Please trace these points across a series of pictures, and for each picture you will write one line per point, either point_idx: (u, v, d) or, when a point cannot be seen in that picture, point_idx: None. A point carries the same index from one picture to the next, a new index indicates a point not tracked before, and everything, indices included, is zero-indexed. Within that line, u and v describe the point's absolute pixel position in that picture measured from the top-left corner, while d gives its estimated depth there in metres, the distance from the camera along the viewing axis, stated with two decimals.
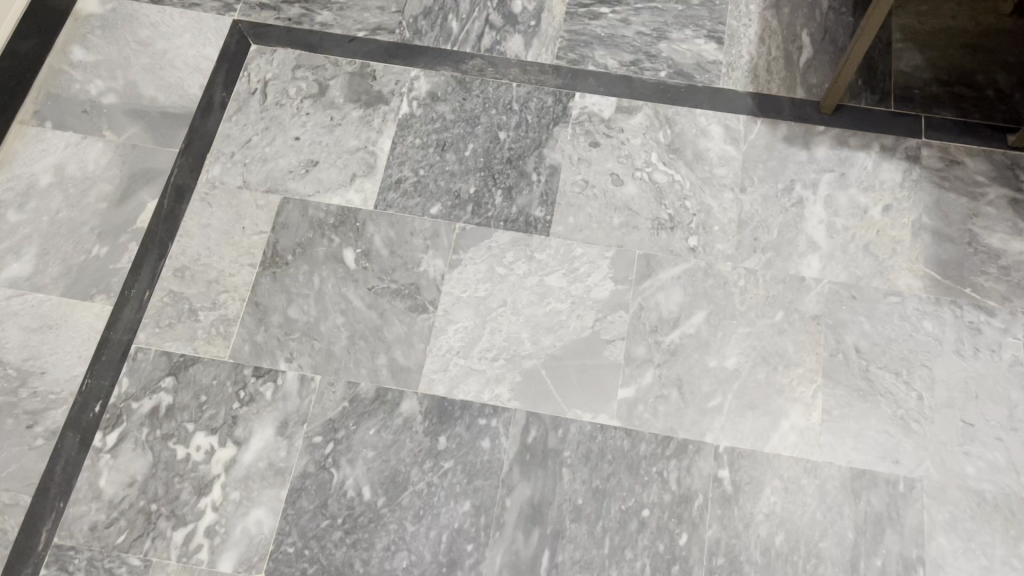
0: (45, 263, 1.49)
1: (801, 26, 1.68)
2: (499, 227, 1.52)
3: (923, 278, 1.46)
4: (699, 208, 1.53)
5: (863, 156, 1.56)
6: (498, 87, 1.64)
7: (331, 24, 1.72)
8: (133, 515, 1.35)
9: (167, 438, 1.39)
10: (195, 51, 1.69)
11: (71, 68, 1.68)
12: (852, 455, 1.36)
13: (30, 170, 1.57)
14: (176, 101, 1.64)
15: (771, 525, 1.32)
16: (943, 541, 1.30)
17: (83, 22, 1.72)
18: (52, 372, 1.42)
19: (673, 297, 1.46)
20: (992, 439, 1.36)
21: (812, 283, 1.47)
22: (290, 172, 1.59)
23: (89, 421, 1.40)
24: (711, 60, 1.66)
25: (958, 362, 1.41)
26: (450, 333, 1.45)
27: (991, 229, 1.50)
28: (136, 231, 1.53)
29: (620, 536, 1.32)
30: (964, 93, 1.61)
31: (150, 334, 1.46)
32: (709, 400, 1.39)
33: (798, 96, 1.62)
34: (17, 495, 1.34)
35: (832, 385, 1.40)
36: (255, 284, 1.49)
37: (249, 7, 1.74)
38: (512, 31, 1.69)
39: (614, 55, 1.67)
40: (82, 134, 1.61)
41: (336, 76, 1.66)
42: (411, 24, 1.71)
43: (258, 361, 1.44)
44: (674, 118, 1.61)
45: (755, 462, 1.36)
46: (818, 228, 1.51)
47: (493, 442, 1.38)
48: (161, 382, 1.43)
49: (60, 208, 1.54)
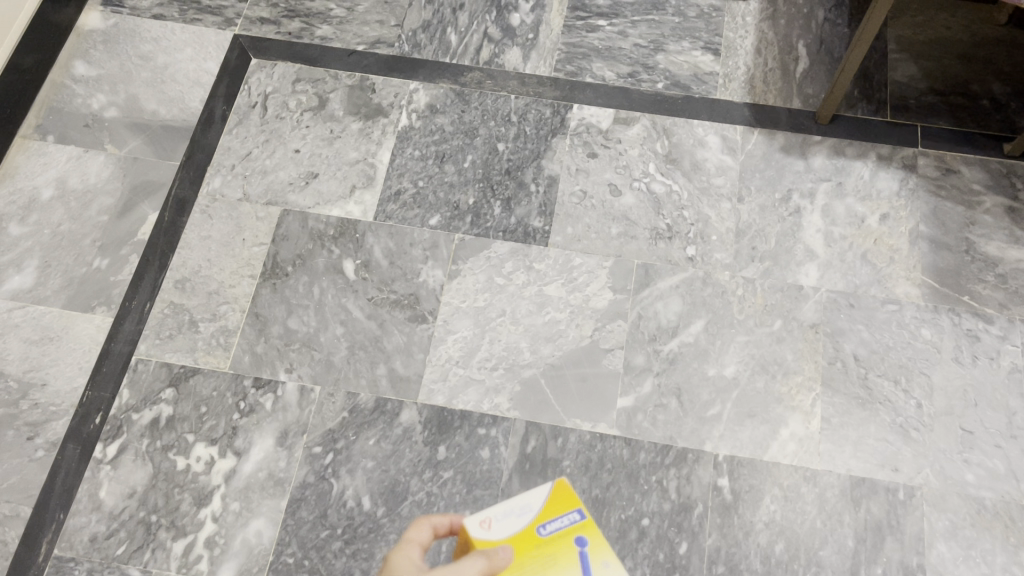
0: (46, 276, 1.51)
1: (797, 38, 1.70)
2: (499, 238, 1.53)
3: (921, 286, 1.47)
4: (697, 218, 1.54)
5: (860, 165, 1.57)
6: (497, 99, 1.66)
7: (331, 37, 1.73)
8: (134, 526, 1.35)
9: (167, 449, 1.40)
10: (196, 66, 1.71)
11: (72, 82, 1.69)
12: (852, 463, 1.36)
13: (32, 184, 1.59)
14: (177, 115, 1.66)
15: (771, 533, 1.32)
16: (944, 549, 1.30)
17: (85, 38, 1.74)
18: (52, 384, 1.43)
19: (672, 306, 1.46)
20: (991, 446, 1.36)
21: (810, 291, 1.47)
22: (290, 184, 1.60)
23: (89, 432, 1.41)
24: (708, 71, 1.67)
25: (956, 370, 1.41)
26: (449, 343, 1.45)
27: (988, 237, 1.51)
28: (137, 242, 1.55)
29: (620, 545, 1.32)
30: (960, 102, 1.63)
31: (151, 346, 1.47)
32: (708, 409, 1.40)
33: (795, 106, 1.63)
34: (18, 507, 1.35)
35: (831, 394, 1.40)
36: (254, 295, 1.50)
37: (250, 22, 1.76)
38: (510, 44, 1.71)
39: (612, 67, 1.68)
40: (84, 148, 1.63)
41: (336, 89, 1.68)
42: (410, 37, 1.72)
43: (257, 372, 1.44)
44: (672, 129, 1.62)
45: (755, 470, 1.36)
46: (816, 238, 1.51)
47: (492, 451, 1.38)
48: (161, 393, 1.43)
49: (61, 222, 1.56)
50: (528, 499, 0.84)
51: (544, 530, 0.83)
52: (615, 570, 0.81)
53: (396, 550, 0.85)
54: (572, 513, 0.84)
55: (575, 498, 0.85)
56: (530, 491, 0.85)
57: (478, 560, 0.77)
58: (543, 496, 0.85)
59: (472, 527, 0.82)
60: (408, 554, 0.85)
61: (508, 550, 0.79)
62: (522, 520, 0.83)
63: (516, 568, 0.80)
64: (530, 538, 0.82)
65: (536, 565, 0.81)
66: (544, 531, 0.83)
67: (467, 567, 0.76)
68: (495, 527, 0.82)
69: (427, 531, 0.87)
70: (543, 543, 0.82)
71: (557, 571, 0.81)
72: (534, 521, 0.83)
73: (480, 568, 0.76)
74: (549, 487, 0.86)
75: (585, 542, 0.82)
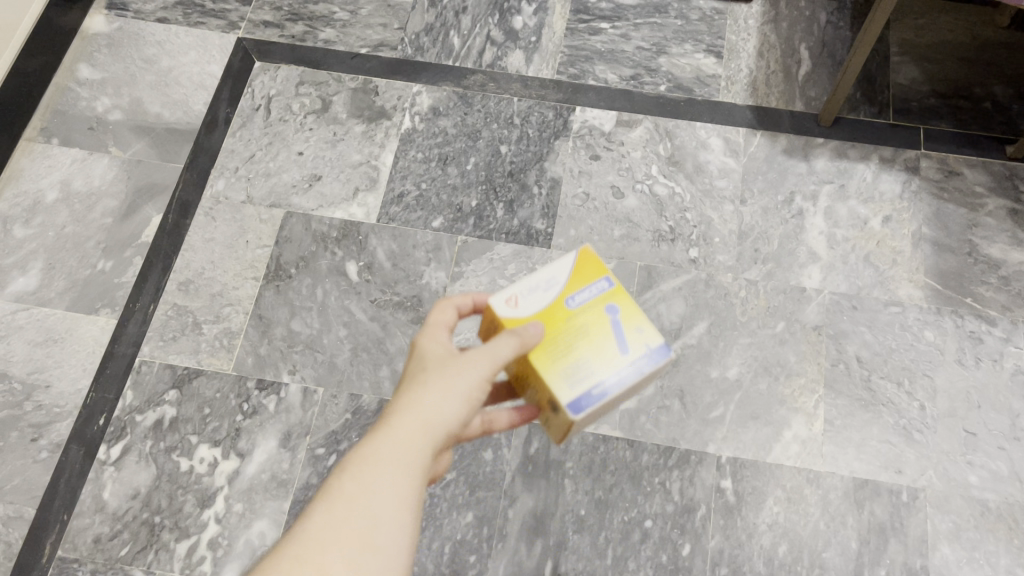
0: (50, 278, 1.52)
1: (799, 41, 1.70)
2: (501, 239, 1.53)
3: (924, 289, 1.47)
4: (700, 220, 1.54)
5: (863, 168, 1.57)
6: (499, 102, 1.66)
7: (334, 40, 1.74)
8: (137, 527, 1.35)
9: (171, 450, 1.40)
10: (200, 69, 1.72)
11: (77, 85, 1.70)
12: (855, 465, 1.35)
13: (36, 186, 1.60)
14: (181, 118, 1.67)
15: (774, 535, 1.32)
16: (947, 550, 1.30)
17: (89, 41, 1.75)
18: (56, 385, 1.44)
19: (674, 308, 1.46)
20: (994, 448, 1.36)
21: (812, 294, 1.47)
22: (293, 187, 1.60)
23: (93, 434, 1.41)
24: (711, 74, 1.67)
25: (960, 372, 1.41)
26: None
27: (990, 240, 1.51)
28: (141, 245, 1.55)
29: (622, 547, 1.32)
30: (962, 105, 1.63)
31: (154, 348, 1.47)
32: (711, 411, 1.39)
33: (797, 109, 1.64)
34: (22, 508, 1.36)
35: (833, 396, 1.40)
36: (257, 298, 1.50)
37: (253, 25, 1.76)
38: (513, 46, 1.71)
39: (615, 69, 1.68)
40: (88, 150, 1.64)
41: (339, 91, 1.68)
42: (413, 40, 1.73)
43: (260, 374, 1.45)
44: (674, 132, 1.62)
45: (758, 472, 1.36)
46: (818, 240, 1.52)
47: (495, 453, 1.38)
48: (165, 395, 1.43)
49: (65, 224, 1.57)
50: (555, 275, 0.92)
51: (574, 302, 0.90)
52: (646, 334, 0.89)
53: (422, 331, 0.87)
54: (599, 283, 0.92)
55: (600, 269, 0.92)
56: (555, 265, 0.92)
57: (512, 339, 0.83)
58: (567, 271, 0.92)
59: (504, 306, 0.89)
60: (437, 336, 0.86)
61: (540, 325, 0.86)
62: (551, 295, 0.90)
63: (552, 338, 0.88)
64: (561, 311, 0.90)
65: (569, 334, 0.88)
66: (574, 304, 0.90)
67: (501, 346, 0.82)
68: (525, 303, 0.90)
69: (452, 311, 0.90)
70: (575, 313, 0.90)
71: (592, 339, 0.88)
72: (563, 293, 0.91)
73: (514, 346, 0.82)
74: (571, 263, 0.93)
75: (616, 309, 0.90)
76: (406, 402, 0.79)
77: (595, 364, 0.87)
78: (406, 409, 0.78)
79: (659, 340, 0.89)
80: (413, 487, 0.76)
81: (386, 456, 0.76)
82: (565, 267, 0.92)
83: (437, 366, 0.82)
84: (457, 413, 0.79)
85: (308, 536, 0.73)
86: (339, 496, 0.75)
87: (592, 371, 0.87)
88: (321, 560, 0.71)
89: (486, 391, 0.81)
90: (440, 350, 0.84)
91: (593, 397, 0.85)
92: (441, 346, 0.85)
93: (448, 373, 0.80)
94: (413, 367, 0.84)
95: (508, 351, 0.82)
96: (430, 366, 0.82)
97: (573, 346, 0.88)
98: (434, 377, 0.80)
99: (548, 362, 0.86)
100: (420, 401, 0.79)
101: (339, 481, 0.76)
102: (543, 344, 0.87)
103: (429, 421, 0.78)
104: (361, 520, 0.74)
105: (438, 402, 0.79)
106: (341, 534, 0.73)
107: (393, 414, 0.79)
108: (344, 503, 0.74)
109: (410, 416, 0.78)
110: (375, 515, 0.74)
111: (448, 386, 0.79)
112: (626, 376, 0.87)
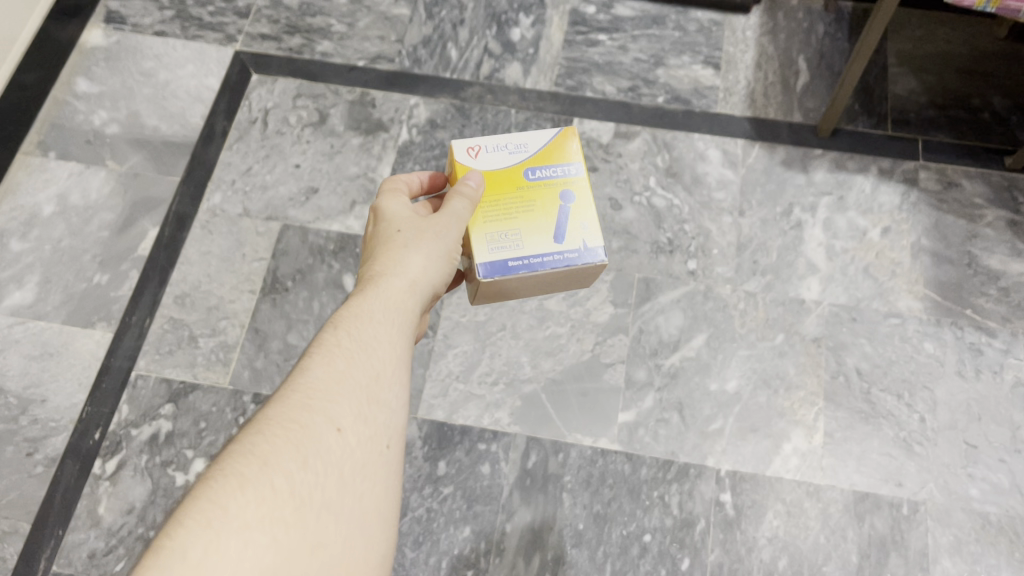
0: (46, 291, 1.52)
1: (797, 52, 1.70)
2: None
3: (923, 300, 1.46)
4: (699, 232, 1.53)
5: (861, 179, 1.57)
6: (498, 113, 1.66)
7: (331, 53, 1.74)
8: (133, 542, 1.34)
9: (166, 464, 1.39)
10: (197, 82, 1.72)
11: (74, 98, 1.70)
12: (855, 478, 1.34)
13: (33, 200, 1.60)
14: (178, 131, 1.67)
15: (773, 549, 1.31)
16: (949, 564, 1.29)
17: (87, 55, 1.75)
18: (52, 399, 1.43)
19: (673, 321, 1.46)
20: (995, 461, 1.35)
21: (812, 305, 1.46)
22: (290, 200, 1.60)
23: (88, 448, 1.40)
24: (709, 85, 1.67)
25: (960, 384, 1.40)
26: (450, 357, 1.44)
27: (990, 251, 1.50)
28: (137, 258, 1.55)
29: (621, 561, 1.31)
30: (960, 115, 1.63)
31: (151, 361, 1.46)
32: (710, 423, 1.38)
33: (795, 120, 1.64)
34: (17, 523, 1.35)
35: (833, 409, 1.39)
36: (254, 310, 1.50)
37: (250, 38, 1.76)
38: (510, 59, 1.71)
39: (612, 81, 1.69)
40: (85, 164, 1.64)
41: (337, 104, 1.68)
42: (411, 52, 1.73)
43: (258, 388, 1.44)
44: (672, 144, 1.62)
45: (757, 485, 1.35)
46: (817, 252, 1.51)
47: (492, 467, 1.37)
48: (161, 409, 1.43)
49: (62, 238, 1.57)
50: (529, 145, 1.10)
51: (536, 175, 1.09)
52: (586, 233, 1.08)
53: (382, 199, 0.99)
54: (566, 168, 1.10)
55: (571, 156, 1.11)
56: (530, 138, 1.11)
57: (463, 199, 0.99)
58: (538, 147, 1.10)
59: (467, 156, 1.07)
60: (400, 205, 0.98)
61: (480, 176, 1.04)
62: (514, 162, 1.09)
63: (500, 199, 1.07)
64: (518, 180, 1.08)
65: (518, 202, 1.07)
66: (533, 176, 1.08)
67: (458, 206, 0.98)
68: (492, 157, 1.08)
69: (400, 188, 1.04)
70: (531, 184, 1.08)
71: (535, 215, 1.07)
72: (527, 163, 1.09)
73: (466, 206, 0.98)
74: (546, 140, 1.11)
75: (571, 197, 1.08)
76: (393, 268, 0.88)
77: (526, 236, 1.06)
78: (394, 273, 0.88)
79: (596, 241, 1.08)
80: (402, 343, 0.82)
81: (377, 315, 0.82)
82: (542, 142, 1.10)
83: (413, 235, 0.93)
84: (436, 275, 0.91)
85: (309, 386, 0.73)
86: (335, 350, 0.77)
87: (522, 241, 1.06)
88: (329, 404, 0.72)
89: (455, 253, 0.95)
90: (407, 217, 0.96)
91: (512, 266, 1.05)
92: (406, 209, 0.97)
93: (427, 240, 0.92)
94: (384, 235, 0.94)
95: (465, 209, 0.98)
96: (405, 235, 0.93)
97: (515, 215, 1.06)
98: (416, 243, 0.92)
99: (485, 220, 1.05)
100: (405, 267, 0.89)
101: (333, 337, 0.78)
102: (491, 201, 1.06)
103: (415, 283, 0.88)
104: (361, 367, 0.76)
105: (423, 264, 0.90)
106: (344, 382, 0.74)
107: (378, 281, 0.87)
108: (342, 355, 0.76)
109: (400, 278, 0.88)
110: (374, 367, 0.77)
111: (431, 252, 0.91)
112: (551, 255, 1.06)
